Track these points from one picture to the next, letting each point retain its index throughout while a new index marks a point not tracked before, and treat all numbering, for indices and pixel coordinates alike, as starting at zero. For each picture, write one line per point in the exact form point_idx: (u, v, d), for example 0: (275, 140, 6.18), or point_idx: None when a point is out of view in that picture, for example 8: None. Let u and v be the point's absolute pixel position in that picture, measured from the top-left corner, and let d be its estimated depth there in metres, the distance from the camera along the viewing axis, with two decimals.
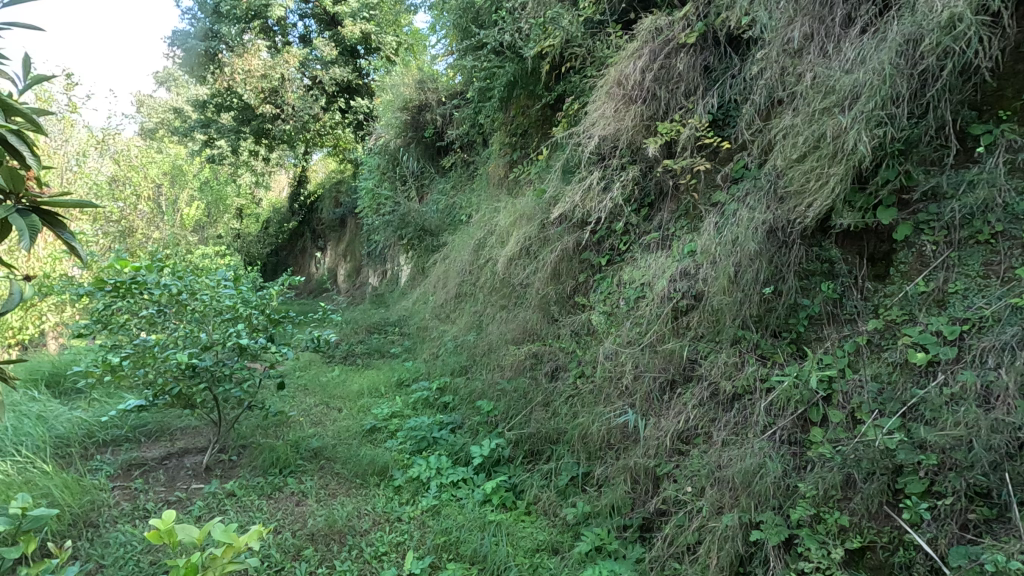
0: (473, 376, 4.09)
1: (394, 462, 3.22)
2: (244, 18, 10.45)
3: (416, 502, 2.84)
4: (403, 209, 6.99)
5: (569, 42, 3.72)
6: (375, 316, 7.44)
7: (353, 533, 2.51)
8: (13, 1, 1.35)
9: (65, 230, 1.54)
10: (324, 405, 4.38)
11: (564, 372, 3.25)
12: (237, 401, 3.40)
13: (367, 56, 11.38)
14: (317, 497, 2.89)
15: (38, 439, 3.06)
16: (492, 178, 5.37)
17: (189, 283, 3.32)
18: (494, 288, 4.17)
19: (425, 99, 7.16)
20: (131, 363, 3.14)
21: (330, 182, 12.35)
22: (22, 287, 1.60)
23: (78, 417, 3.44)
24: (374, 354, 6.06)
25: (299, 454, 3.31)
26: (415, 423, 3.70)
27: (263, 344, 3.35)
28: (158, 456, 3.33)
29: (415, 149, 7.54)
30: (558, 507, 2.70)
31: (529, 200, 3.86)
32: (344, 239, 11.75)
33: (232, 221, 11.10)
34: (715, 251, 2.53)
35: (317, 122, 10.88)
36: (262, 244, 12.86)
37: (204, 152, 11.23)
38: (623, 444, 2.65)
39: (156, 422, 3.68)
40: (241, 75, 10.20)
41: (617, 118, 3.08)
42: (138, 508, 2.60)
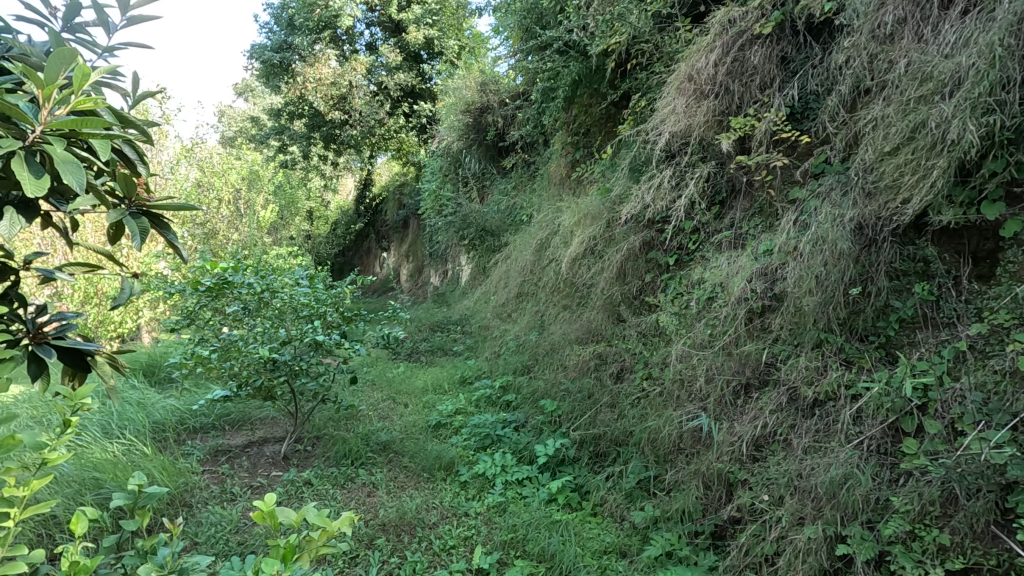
0: (536, 375, 4.10)
1: (459, 457, 3.29)
2: (316, 29, 10.96)
3: (482, 498, 2.89)
4: (465, 209, 7.12)
5: (636, 38, 3.65)
6: (438, 314, 7.62)
7: (423, 525, 2.58)
8: (129, 24, 1.49)
9: (168, 231, 1.66)
10: (391, 400, 4.53)
11: (630, 374, 3.21)
12: (313, 394, 3.58)
13: (429, 61, 11.65)
14: (387, 489, 2.99)
15: (139, 424, 3.32)
16: (554, 178, 5.36)
17: (270, 282, 3.53)
18: (556, 288, 4.16)
19: (487, 100, 7.25)
20: (218, 356, 3.38)
21: (393, 184, 12.74)
22: (133, 283, 1.76)
23: (172, 405, 3.73)
24: (436, 351, 6.21)
25: (369, 446, 3.44)
26: (478, 421, 3.77)
27: (338, 340, 3.49)
28: (241, 443, 3.56)
29: (477, 151, 7.65)
30: (625, 511, 2.67)
31: (593, 200, 3.83)
32: (406, 240, 12.07)
33: (302, 223, 11.67)
34: (795, 250, 2.42)
35: (382, 127, 11.26)
36: (330, 244, 13.43)
37: (278, 158, 11.87)
38: (695, 448, 2.59)
39: (239, 411, 3.93)
40: (312, 83, 10.70)
41: (688, 114, 3.00)
42: (225, 492, 2.80)
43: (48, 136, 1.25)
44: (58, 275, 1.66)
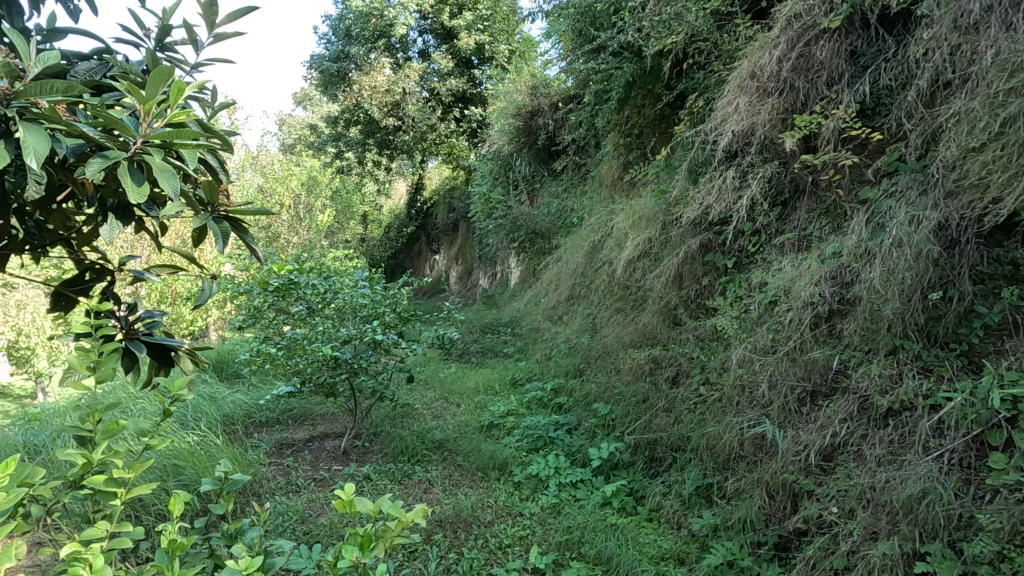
0: (588, 378, 4.10)
1: (513, 458, 3.34)
2: (371, 39, 11.31)
3: (536, 499, 2.92)
4: (515, 213, 7.16)
5: (693, 37, 3.60)
6: (488, 316, 7.71)
7: (478, 523, 2.63)
8: (215, 41, 1.61)
9: (246, 235, 1.75)
10: (444, 400, 4.62)
11: (686, 378, 3.16)
12: (371, 392, 3.70)
13: (480, 66, 11.81)
14: (443, 487, 3.05)
15: (211, 416, 3.52)
16: (606, 179, 5.33)
17: (332, 283, 3.68)
18: (609, 291, 4.13)
19: (538, 104, 7.29)
20: (285, 353, 3.54)
21: (443, 188, 12.96)
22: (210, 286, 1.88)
23: (240, 399, 3.93)
24: (487, 353, 6.30)
25: (425, 444, 3.53)
26: (531, 422, 3.81)
27: (395, 340, 3.59)
28: (303, 438, 3.71)
29: (527, 154, 7.68)
30: (683, 517, 2.64)
31: (648, 202, 3.78)
32: (456, 244, 12.27)
33: (356, 227, 12.06)
34: (868, 252, 2.33)
35: (434, 132, 11.47)
36: (383, 247, 13.81)
37: (335, 164, 12.30)
38: (757, 456, 2.53)
39: (301, 407, 4.11)
40: (367, 91, 11.04)
41: (751, 113, 2.91)
42: (290, 484, 2.93)
43: (148, 148, 1.34)
44: (146, 276, 1.82)
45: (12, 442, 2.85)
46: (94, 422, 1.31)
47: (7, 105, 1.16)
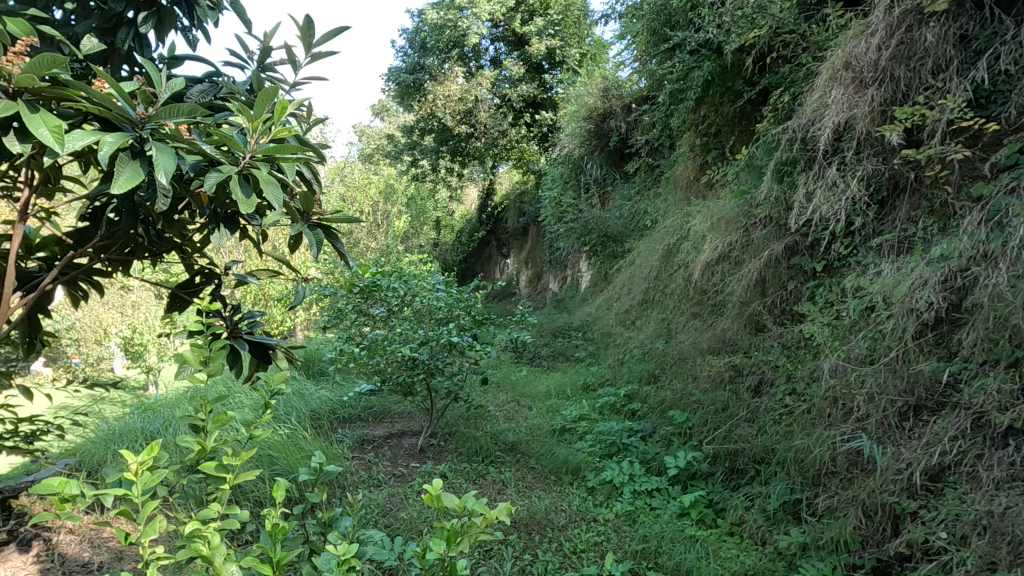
0: (662, 385, 4.03)
1: (586, 463, 3.35)
2: (445, 49, 11.65)
3: (611, 505, 2.92)
4: (586, 216, 7.12)
5: (778, 30, 3.44)
6: (559, 320, 7.71)
7: (553, 526, 2.64)
8: (312, 60, 1.73)
9: (337, 241, 1.87)
10: (516, 402, 4.68)
11: (769, 388, 3.03)
12: (447, 393, 3.80)
13: (551, 70, 11.84)
14: (517, 488, 3.09)
15: (301, 411, 3.76)
16: (681, 181, 5.19)
17: (411, 286, 3.84)
18: (685, 295, 4.00)
19: (610, 106, 7.23)
20: (367, 352, 3.71)
21: (513, 193, 13.11)
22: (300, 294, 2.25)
23: (325, 396, 4.18)
24: (558, 357, 6.34)
25: (497, 445, 3.59)
26: (604, 428, 3.81)
27: (470, 342, 3.66)
28: (383, 434, 3.88)
29: (598, 157, 7.63)
30: (768, 534, 2.56)
31: (727, 203, 3.64)
32: (526, 247, 12.36)
33: (430, 232, 12.44)
34: (983, 254, 2.11)
35: (505, 138, 11.61)
36: (454, 252, 14.16)
37: (410, 172, 12.76)
38: (852, 473, 2.38)
39: (381, 405, 4.30)
40: (441, 100, 11.37)
41: (844, 106, 2.75)
42: (372, 478, 3.08)
43: (255, 162, 1.46)
44: (247, 279, 2.00)
45: (132, 428, 3.17)
46: (206, 412, 1.43)
47: (141, 128, 1.30)
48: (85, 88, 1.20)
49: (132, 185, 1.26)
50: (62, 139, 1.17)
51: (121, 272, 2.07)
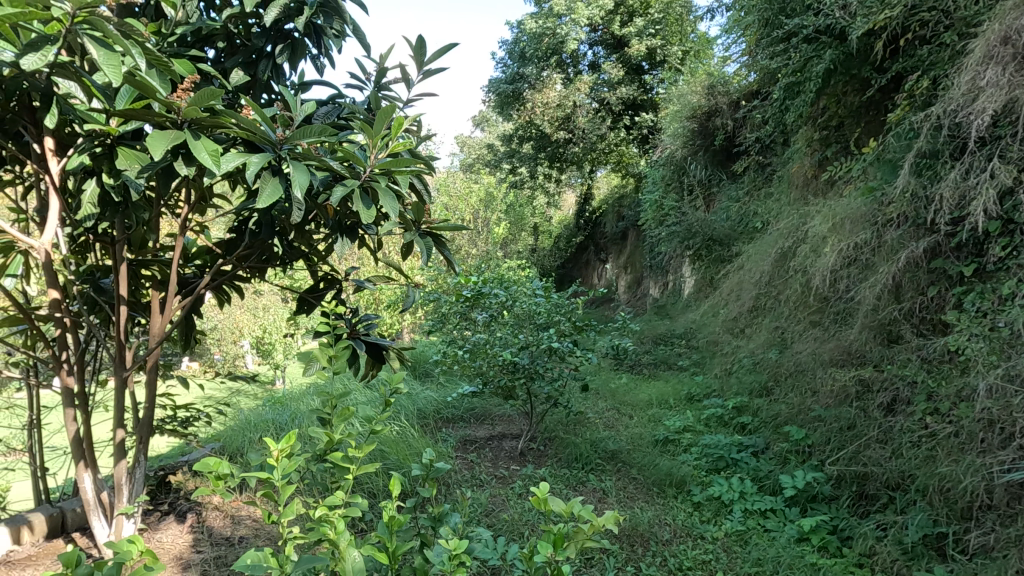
0: (776, 399, 3.81)
1: (691, 477, 3.24)
2: (543, 57, 11.78)
3: (719, 523, 2.80)
4: (690, 219, 6.84)
5: (914, 8, 3.10)
6: (660, 327, 7.49)
7: (656, 540, 2.57)
8: (425, 76, 1.84)
9: (446, 248, 1.96)
10: (616, 410, 4.62)
11: (904, 406, 2.74)
12: (547, 398, 3.83)
13: (651, 71, 11.57)
14: (618, 498, 3.03)
15: (409, 410, 3.97)
16: (797, 179, 4.84)
17: (512, 292, 3.91)
18: (802, 302, 3.71)
19: (716, 103, 6.93)
20: (470, 355, 3.82)
21: (612, 198, 12.95)
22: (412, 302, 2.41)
23: (431, 396, 4.38)
24: (660, 365, 6.27)
25: (598, 453, 3.54)
26: (710, 440, 3.68)
27: (570, 348, 3.65)
28: (485, 435, 3.99)
29: (702, 157, 7.31)
30: (905, 569, 2.31)
31: (853, 201, 3.31)
32: (625, 252, 12.14)
33: (528, 238, 12.62)
34: None
35: (603, 142, 11.48)
36: (552, 258, 14.26)
37: (509, 179, 13.01)
38: (1015, 510, 2.07)
39: (483, 407, 4.43)
40: (539, 108, 11.48)
41: (1001, 87, 2.40)
42: (475, 477, 3.17)
43: (374, 175, 1.57)
44: (365, 285, 2.16)
45: (265, 419, 3.52)
46: (331, 407, 1.55)
47: (279, 149, 1.45)
48: (236, 116, 1.35)
49: (273, 200, 1.41)
50: (218, 161, 1.34)
51: (257, 278, 2.32)
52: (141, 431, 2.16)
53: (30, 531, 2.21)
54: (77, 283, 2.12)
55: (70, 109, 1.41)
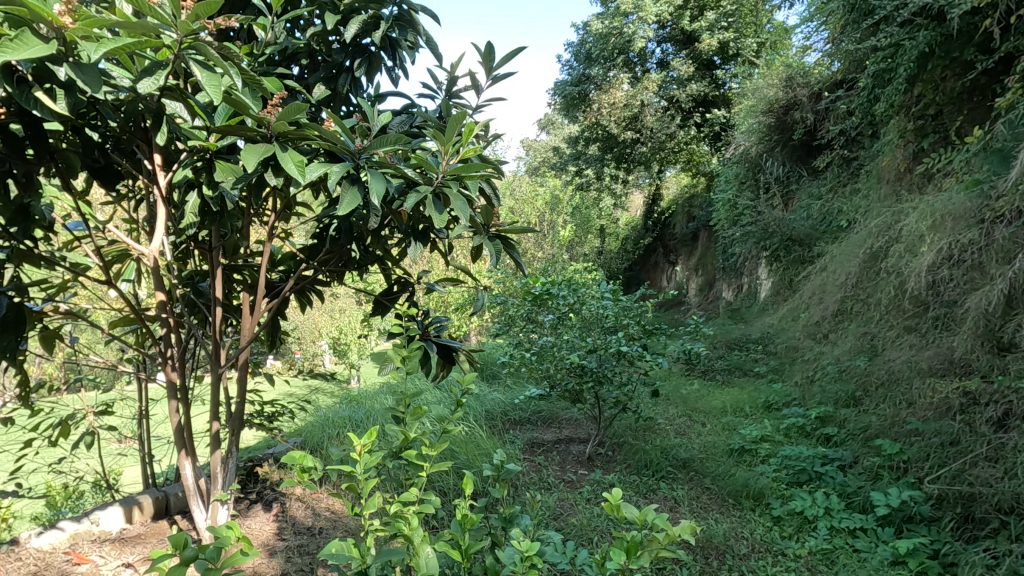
0: (867, 410, 3.59)
1: (770, 489, 3.09)
2: (610, 57, 11.62)
3: (802, 540, 2.65)
4: (767, 219, 6.52)
5: None
6: (734, 332, 7.20)
7: (733, 553, 2.47)
8: (495, 81, 1.87)
9: (515, 251, 1.97)
10: (688, 417, 4.49)
11: (1019, 421, 2.46)
12: (616, 402, 3.77)
13: (723, 65, 11.18)
14: (691, 508, 2.94)
15: (477, 411, 4.04)
16: (887, 174, 4.50)
17: (580, 295, 3.89)
18: (895, 306, 3.44)
19: (795, 96, 6.60)
20: (537, 358, 3.82)
21: (682, 198, 12.61)
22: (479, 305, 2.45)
23: (498, 398, 4.43)
24: (734, 371, 6.02)
25: (669, 461, 3.44)
26: (791, 452, 3.50)
27: (640, 352, 3.57)
28: (552, 439, 3.98)
29: (780, 154, 6.95)
30: None
31: (955, 195, 3.03)
32: (696, 253, 11.78)
33: (594, 240, 12.51)
34: None
35: (673, 141, 11.17)
36: (619, 260, 14.04)
37: (575, 181, 12.92)
38: None
39: (549, 410, 4.43)
40: (606, 108, 11.24)
41: None
42: (543, 480, 3.17)
43: (446, 181, 1.61)
44: (437, 288, 2.22)
45: (342, 416, 3.69)
46: (405, 406, 1.60)
47: (358, 158, 1.52)
48: (318, 127, 1.43)
49: (352, 207, 1.47)
50: (302, 171, 1.42)
51: (335, 281, 2.44)
52: (234, 424, 2.32)
53: (140, 512, 2.44)
54: (181, 287, 2.32)
55: (176, 127, 1.54)
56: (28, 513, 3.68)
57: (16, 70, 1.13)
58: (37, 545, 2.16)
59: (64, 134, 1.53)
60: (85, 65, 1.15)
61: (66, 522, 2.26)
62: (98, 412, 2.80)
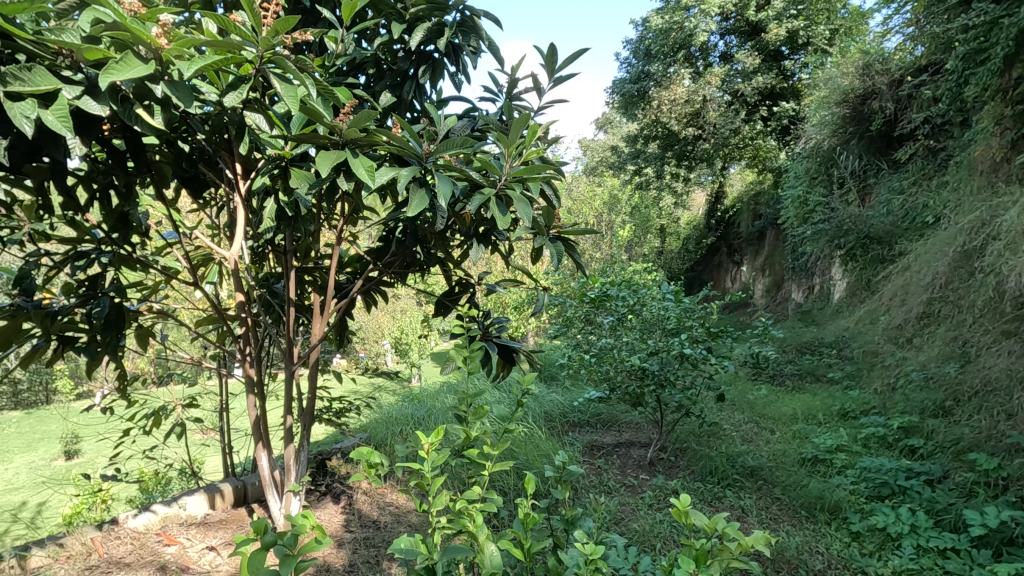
0: (958, 421, 3.33)
1: (847, 502, 2.92)
2: (670, 53, 11.31)
3: (885, 559, 2.49)
4: (841, 215, 6.16)
5: None
6: (805, 335, 6.85)
7: (808, 569, 2.36)
8: (556, 82, 1.87)
9: (576, 252, 1.97)
10: (755, 423, 4.31)
11: None
12: (678, 406, 3.67)
13: (792, 55, 10.69)
14: (760, 518, 2.82)
15: (536, 412, 4.04)
16: (980, 164, 4.13)
17: (640, 296, 3.82)
18: (992, 309, 3.20)
19: (873, 85, 6.23)
20: (597, 360, 3.76)
21: (747, 195, 12.13)
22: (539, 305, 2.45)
23: (557, 399, 4.42)
24: (806, 376, 5.72)
25: (735, 468, 3.31)
26: (872, 464, 3.29)
27: (704, 355, 3.44)
28: (612, 442, 3.93)
29: (856, 146, 6.54)
30: None
31: None
32: (763, 253, 11.32)
33: (653, 240, 12.26)
34: None
35: (738, 136, 10.69)
36: (680, 260, 13.67)
37: (634, 180, 12.59)
38: None
39: (609, 413, 4.38)
40: (666, 104, 10.91)
41: None
42: (604, 483, 3.12)
43: (509, 183, 1.62)
44: (497, 289, 2.24)
45: (405, 413, 3.79)
46: (467, 405, 1.61)
47: (424, 161, 1.56)
48: (387, 133, 1.47)
49: (420, 210, 1.50)
50: (372, 175, 1.47)
51: (399, 282, 2.51)
52: (305, 419, 2.43)
53: (222, 499, 2.61)
54: (258, 289, 2.45)
55: (256, 137, 1.63)
56: (124, 496, 4.01)
57: (121, 90, 1.23)
58: (134, 525, 2.33)
59: (158, 146, 1.65)
60: (179, 82, 1.24)
61: (157, 506, 2.43)
62: (185, 405, 3.01)
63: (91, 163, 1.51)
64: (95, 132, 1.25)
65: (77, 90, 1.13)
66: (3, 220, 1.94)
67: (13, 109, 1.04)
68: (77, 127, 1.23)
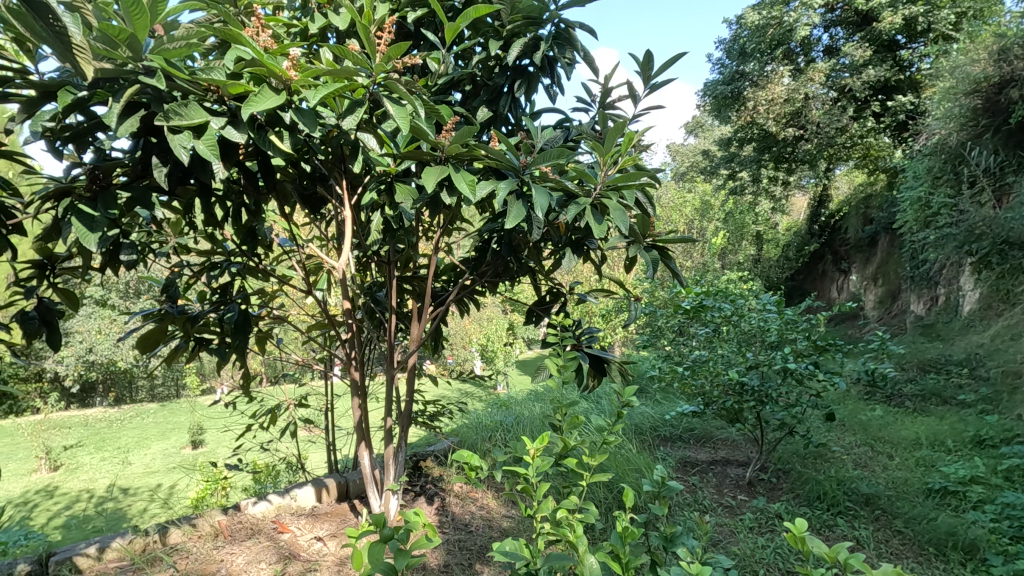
0: None
1: (987, 542, 2.59)
2: (768, 50, 10.73)
3: None
4: (970, 217, 5.34)
5: None
6: (929, 351, 6.17)
7: None
8: (652, 87, 1.82)
9: (673, 260, 1.91)
10: (870, 447, 3.95)
11: None
12: (781, 424, 3.44)
13: (910, 44, 9.84)
14: (877, 552, 2.57)
15: (626, 425, 3.96)
16: None
17: (739, 306, 3.63)
18: None
19: (1013, 71, 5.53)
20: (691, 373, 3.62)
21: (856, 198, 11.21)
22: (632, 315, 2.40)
23: (647, 413, 4.30)
24: (930, 398, 5.16)
25: (847, 494, 3.06)
26: (1016, 499, 2.89)
27: (811, 371, 3.17)
28: (707, 459, 3.76)
29: (990, 140, 5.84)
30: None
31: None
32: (875, 261, 10.40)
33: (749, 248, 11.64)
34: None
35: (845, 134, 9.87)
36: (780, 269, 12.82)
37: (728, 186, 12.07)
38: None
39: (703, 428, 4.20)
40: (763, 105, 10.17)
41: None
42: (699, 502, 2.99)
43: (605, 192, 1.62)
44: (590, 298, 2.22)
45: (495, 420, 3.87)
46: (562, 414, 1.60)
47: (522, 173, 1.59)
48: (487, 147, 1.52)
49: (518, 220, 1.54)
50: (473, 188, 1.53)
51: (492, 291, 2.56)
52: (403, 421, 2.54)
53: (328, 493, 2.79)
54: (363, 297, 2.60)
55: (366, 156, 1.75)
56: (242, 484, 4.39)
57: (257, 119, 1.38)
58: (254, 511, 2.54)
59: (282, 167, 1.81)
60: (304, 108, 1.37)
61: (273, 496, 2.64)
62: (296, 404, 3.25)
63: (229, 183, 1.68)
64: (235, 156, 1.41)
65: (222, 121, 1.27)
66: (155, 234, 2.21)
67: (174, 141, 1.19)
68: (221, 153, 1.39)
